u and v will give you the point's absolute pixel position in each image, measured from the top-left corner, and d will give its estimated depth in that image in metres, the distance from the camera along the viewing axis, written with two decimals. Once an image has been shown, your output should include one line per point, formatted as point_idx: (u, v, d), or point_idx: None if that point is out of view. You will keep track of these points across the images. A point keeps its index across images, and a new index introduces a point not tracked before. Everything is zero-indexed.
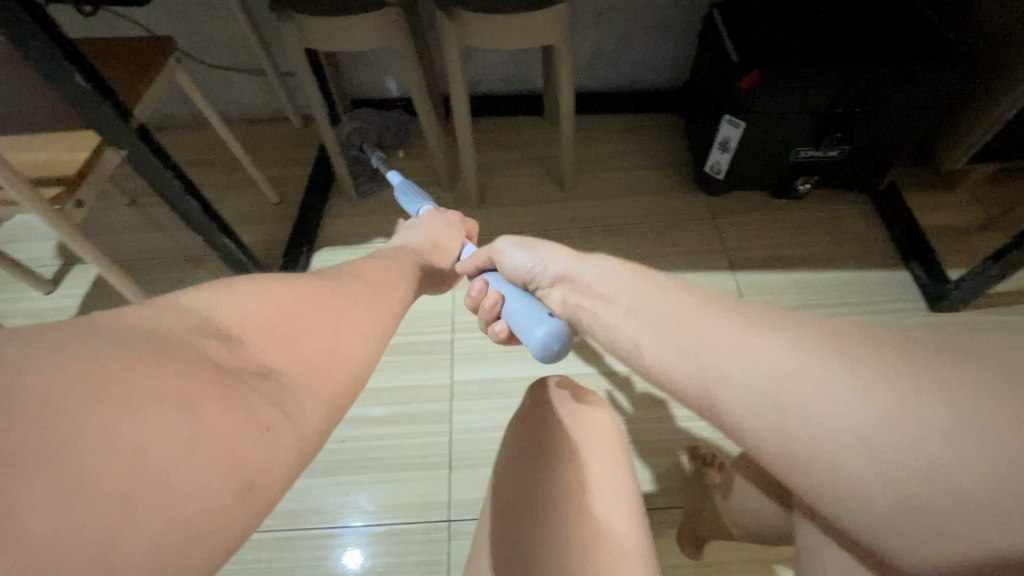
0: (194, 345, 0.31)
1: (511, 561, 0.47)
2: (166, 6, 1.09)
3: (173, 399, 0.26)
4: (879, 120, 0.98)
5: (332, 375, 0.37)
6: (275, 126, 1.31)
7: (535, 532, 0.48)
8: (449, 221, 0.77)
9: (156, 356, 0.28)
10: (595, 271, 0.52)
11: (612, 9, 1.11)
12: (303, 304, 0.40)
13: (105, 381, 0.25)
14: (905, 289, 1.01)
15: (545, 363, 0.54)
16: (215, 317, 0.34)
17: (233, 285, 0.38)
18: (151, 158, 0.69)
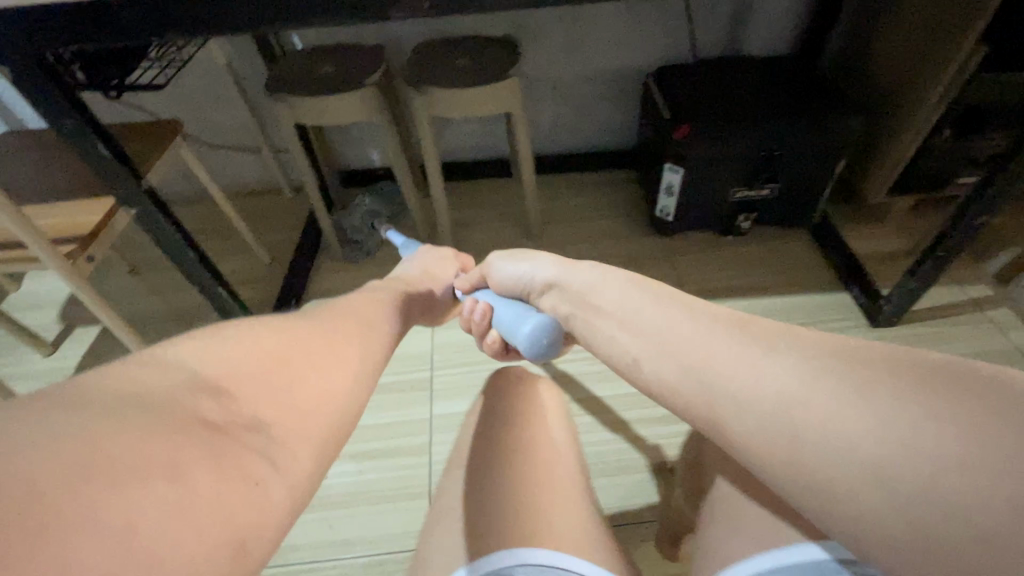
0: (186, 398, 0.31)
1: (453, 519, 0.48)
2: (174, 98, 1.25)
3: (160, 468, 0.25)
4: (800, 163, 1.11)
5: (321, 416, 0.36)
6: (269, 197, 1.44)
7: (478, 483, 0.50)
8: (441, 254, 0.87)
9: (139, 422, 0.27)
10: (583, 278, 0.59)
11: (564, 83, 1.28)
12: (307, 348, 0.41)
13: (95, 457, 0.24)
14: (846, 309, 1.10)
15: (538, 357, 0.61)
16: (202, 368, 0.34)
17: (216, 334, 0.38)
18: (160, 217, 0.81)
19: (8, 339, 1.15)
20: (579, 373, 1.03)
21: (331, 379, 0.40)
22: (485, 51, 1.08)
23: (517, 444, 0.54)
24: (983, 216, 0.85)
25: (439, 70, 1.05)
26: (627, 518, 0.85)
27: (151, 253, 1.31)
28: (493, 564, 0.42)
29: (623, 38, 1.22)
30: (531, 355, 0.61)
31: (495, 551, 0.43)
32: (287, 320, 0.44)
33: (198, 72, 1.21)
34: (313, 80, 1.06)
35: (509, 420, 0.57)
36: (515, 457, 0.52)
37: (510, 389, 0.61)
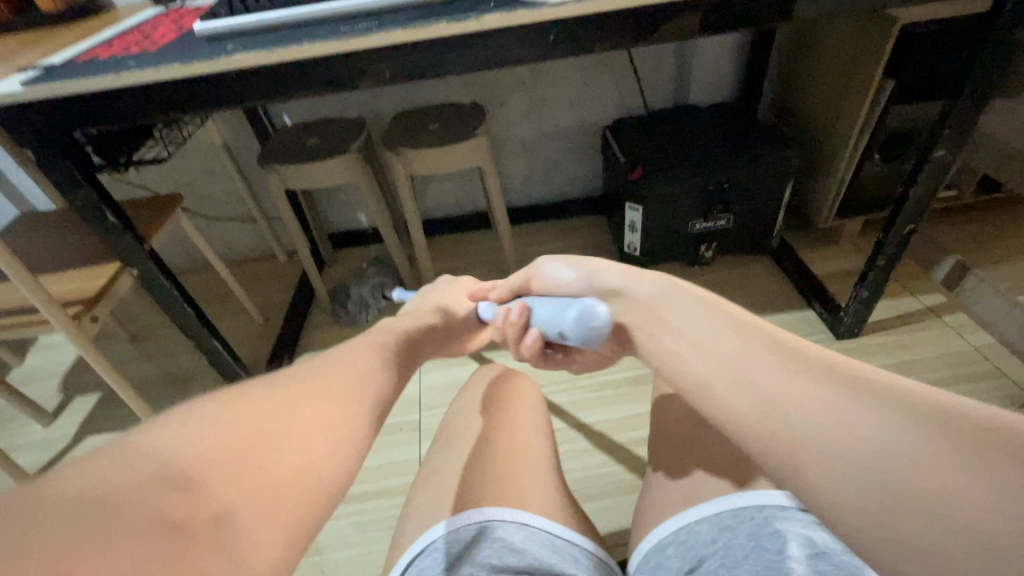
0: (148, 496, 0.28)
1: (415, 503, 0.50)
2: (175, 177, 1.36)
3: None
4: (750, 195, 1.21)
5: (300, 497, 0.34)
6: (264, 262, 1.53)
7: (440, 467, 0.52)
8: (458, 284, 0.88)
9: (91, 535, 0.25)
10: (626, 280, 0.57)
11: (532, 142, 1.41)
12: (337, 386, 0.44)
13: None
14: (812, 325, 1.16)
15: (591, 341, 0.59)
16: (170, 456, 0.31)
17: (189, 412, 0.35)
18: (160, 277, 0.88)
19: (10, 411, 1.19)
20: (562, 403, 1.07)
21: (310, 450, 0.36)
22: (455, 117, 1.21)
23: (488, 429, 0.54)
24: (910, 225, 0.94)
25: (415, 135, 1.17)
26: (616, 539, 0.86)
27: (151, 321, 1.38)
28: (459, 521, 0.43)
29: (580, 98, 1.36)
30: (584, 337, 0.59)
31: (462, 512, 0.44)
32: (272, 382, 0.41)
33: (198, 153, 1.33)
34: (302, 152, 1.18)
35: (478, 404, 0.58)
36: (483, 434, 0.53)
37: (494, 377, 0.62)
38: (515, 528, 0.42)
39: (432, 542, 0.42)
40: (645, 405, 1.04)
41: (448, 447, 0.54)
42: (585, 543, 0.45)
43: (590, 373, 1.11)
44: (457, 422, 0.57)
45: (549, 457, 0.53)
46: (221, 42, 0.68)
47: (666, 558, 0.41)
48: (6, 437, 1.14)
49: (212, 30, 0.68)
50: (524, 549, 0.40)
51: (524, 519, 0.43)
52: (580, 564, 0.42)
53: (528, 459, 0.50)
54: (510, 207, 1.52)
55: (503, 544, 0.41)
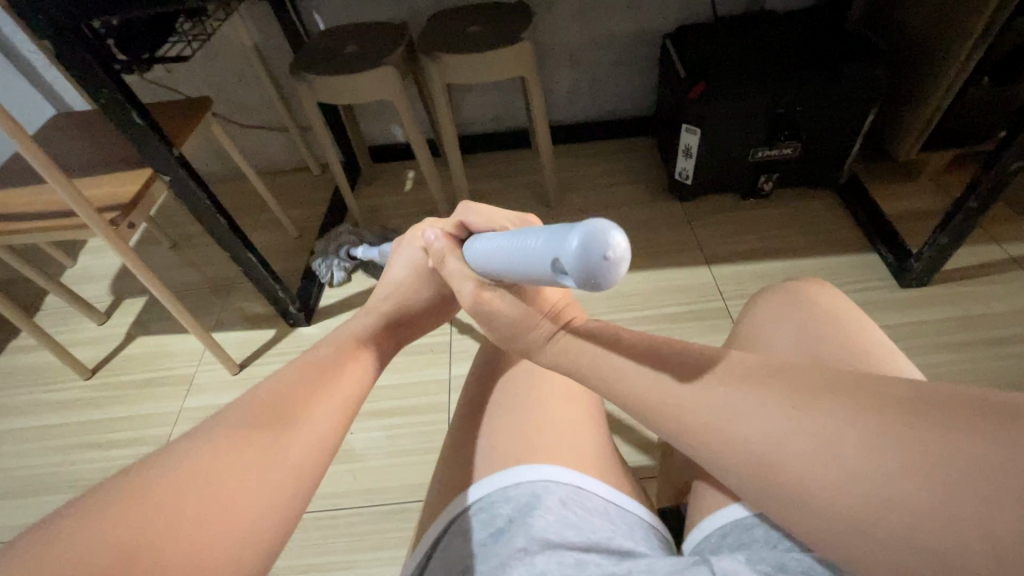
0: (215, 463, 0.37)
1: (457, 434, 0.49)
2: (205, 78, 1.31)
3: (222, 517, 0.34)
4: (823, 120, 1.08)
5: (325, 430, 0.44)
6: (297, 175, 1.50)
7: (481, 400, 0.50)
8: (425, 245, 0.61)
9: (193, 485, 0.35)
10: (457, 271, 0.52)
11: (581, 49, 1.28)
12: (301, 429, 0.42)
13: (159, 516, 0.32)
14: (874, 272, 1.07)
15: (587, 268, 0.28)
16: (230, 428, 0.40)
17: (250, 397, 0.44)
18: (192, 185, 0.87)
19: (67, 309, 1.25)
20: None
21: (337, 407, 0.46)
22: (496, 17, 1.09)
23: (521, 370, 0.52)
24: (1017, 162, 0.82)
25: (451, 38, 1.07)
26: (642, 473, 0.86)
27: (190, 230, 1.39)
28: (511, 478, 0.42)
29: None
30: (578, 253, 0.28)
31: (507, 469, 0.43)
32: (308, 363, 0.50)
33: (228, 53, 1.27)
34: (334, 57, 1.10)
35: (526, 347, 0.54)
36: (521, 386, 0.50)
37: None
38: (569, 493, 0.41)
39: (481, 498, 0.42)
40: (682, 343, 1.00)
41: (481, 390, 0.52)
42: (640, 511, 0.43)
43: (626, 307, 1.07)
44: (496, 371, 0.54)
45: (591, 405, 0.50)
46: None
47: (752, 540, 0.39)
48: (64, 332, 1.21)
49: None
50: (574, 520, 0.39)
51: (575, 481, 0.42)
52: (636, 539, 0.40)
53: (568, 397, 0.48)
54: (553, 124, 1.41)
55: (557, 513, 0.39)
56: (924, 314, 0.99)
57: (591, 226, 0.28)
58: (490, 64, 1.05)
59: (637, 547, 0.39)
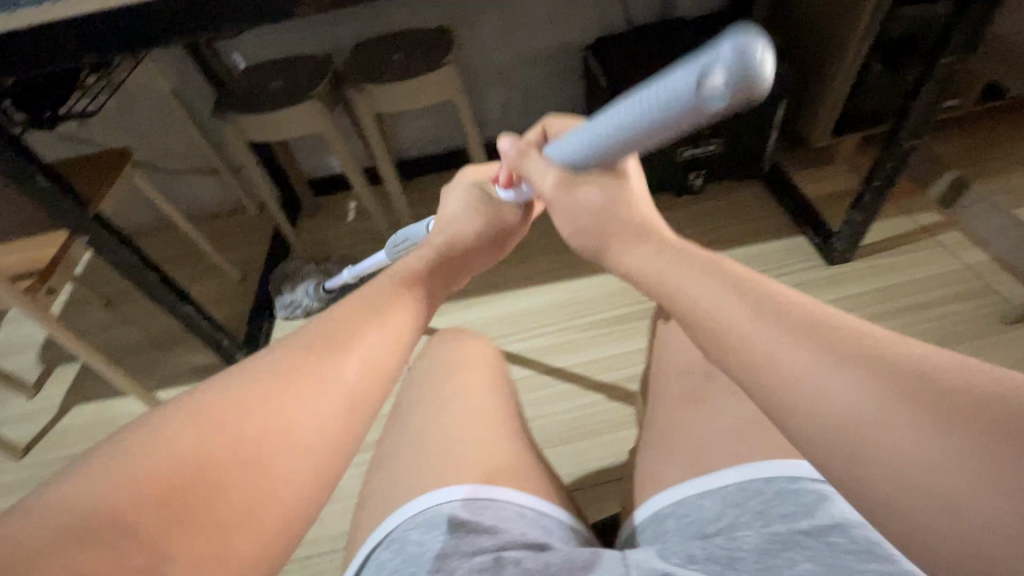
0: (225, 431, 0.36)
1: (382, 463, 0.47)
2: (123, 127, 1.26)
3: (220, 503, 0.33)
4: (740, 116, 1.14)
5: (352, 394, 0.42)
6: (234, 217, 1.45)
7: (411, 424, 0.48)
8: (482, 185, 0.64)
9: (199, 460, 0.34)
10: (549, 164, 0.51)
11: (508, 67, 1.31)
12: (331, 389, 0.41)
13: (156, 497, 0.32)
14: (802, 253, 1.13)
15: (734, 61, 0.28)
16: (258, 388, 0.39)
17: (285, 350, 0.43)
18: (114, 243, 0.83)
19: None
20: (548, 346, 1.05)
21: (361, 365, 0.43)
22: (417, 43, 1.10)
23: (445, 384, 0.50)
24: (910, 139, 0.90)
25: (375, 67, 1.07)
26: (607, 476, 0.88)
27: (123, 286, 1.33)
28: (418, 506, 0.40)
29: (557, 15, 1.24)
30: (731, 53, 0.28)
31: (421, 493, 0.41)
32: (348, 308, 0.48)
33: (145, 100, 1.22)
34: (257, 95, 1.08)
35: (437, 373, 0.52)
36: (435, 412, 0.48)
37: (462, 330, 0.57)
38: (476, 502, 0.39)
39: (391, 529, 0.39)
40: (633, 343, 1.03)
41: (411, 413, 0.49)
42: (560, 513, 0.42)
43: (576, 314, 1.09)
44: (412, 399, 0.51)
45: (514, 424, 0.48)
46: None
47: (664, 530, 0.40)
48: None
49: None
50: (481, 529, 0.37)
51: (488, 495, 0.40)
52: (553, 536, 0.39)
53: (500, 415, 0.48)
54: (488, 141, 1.43)
55: (463, 524, 0.37)
56: (850, 288, 1.05)
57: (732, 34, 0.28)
58: (416, 89, 1.06)
59: (552, 540, 0.38)
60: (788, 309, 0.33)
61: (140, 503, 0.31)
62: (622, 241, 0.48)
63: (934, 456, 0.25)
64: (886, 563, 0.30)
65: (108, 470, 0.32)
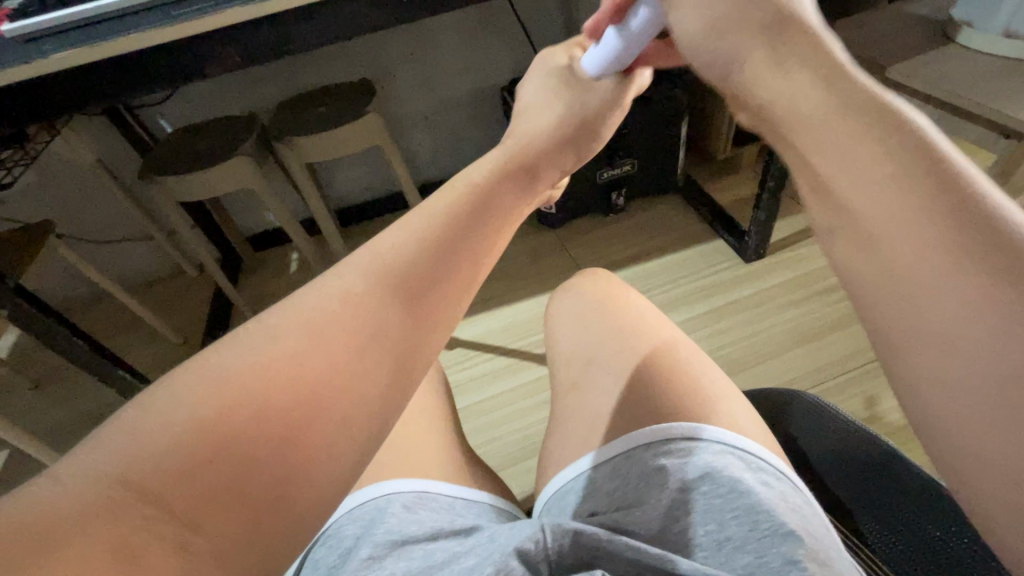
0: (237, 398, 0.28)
1: None
2: (47, 202, 1.24)
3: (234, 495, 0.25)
4: (648, 137, 1.25)
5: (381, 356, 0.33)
6: (172, 280, 1.43)
7: None
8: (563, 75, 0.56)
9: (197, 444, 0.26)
10: None
11: (433, 112, 1.38)
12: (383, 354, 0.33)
13: (154, 488, 0.24)
14: (722, 254, 1.22)
15: None
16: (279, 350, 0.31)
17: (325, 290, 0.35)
18: (38, 315, 0.81)
19: None
20: (497, 368, 1.08)
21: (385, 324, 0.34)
22: (341, 95, 1.16)
23: None
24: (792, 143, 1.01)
25: (300, 119, 1.12)
26: None
27: (55, 364, 1.27)
28: (353, 501, 0.41)
29: (472, 61, 1.33)
30: None
31: (349, 500, 0.41)
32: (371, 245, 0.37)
33: (69, 172, 1.22)
34: (184, 156, 1.10)
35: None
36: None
37: None
38: (413, 497, 0.41)
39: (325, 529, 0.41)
40: None
41: None
42: (484, 497, 0.44)
43: (521, 335, 1.13)
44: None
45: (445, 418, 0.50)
46: (36, 43, 0.62)
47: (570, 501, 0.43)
48: None
49: (23, 30, 0.61)
50: (415, 518, 0.39)
51: (420, 487, 0.42)
52: (482, 518, 0.41)
53: (432, 415, 0.50)
54: (423, 182, 1.49)
55: (401, 514, 0.39)
56: (766, 282, 1.15)
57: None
58: (344, 138, 1.11)
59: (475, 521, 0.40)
60: (935, 170, 0.24)
61: (170, 483, 0.24)
62: (769, 31, 0.29)
63: (988, 349, 0.22)
64: (746, 497, 0.35)
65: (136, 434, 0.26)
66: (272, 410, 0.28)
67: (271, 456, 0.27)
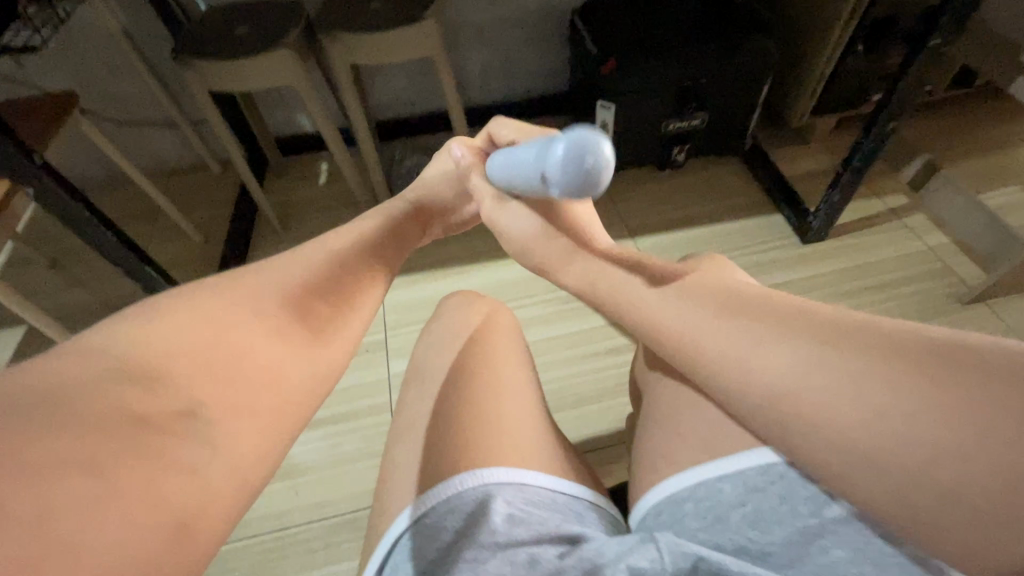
0: (135, 399, 0.37)
1: (408, 446, 0.47)
2: (67, 70, 1.15)
3: (142, 482, 0.34)
4: (725, 90, 1.14)
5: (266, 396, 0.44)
6: (194, 174, 1.35)
7: (437, 407, 0.48)
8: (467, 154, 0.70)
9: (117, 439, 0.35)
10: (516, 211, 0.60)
11: (491, 27, 1.25)
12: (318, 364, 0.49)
13: (83, 459, 0.33)
14: (779, 231, 1.15)
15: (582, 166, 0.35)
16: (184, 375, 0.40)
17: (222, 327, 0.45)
18: (64, 196, 0.75)
19: None
20: (529, 318, 1.05)
21: (277, 368, 0.46)
22: None
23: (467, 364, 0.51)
24: (891, 122, 0.91)
25: (352, 16, 1.01)
26: (587, 446, 0.89)
27: (72, 244, 1.23)
28: (453, 487, 0.41)
29: None
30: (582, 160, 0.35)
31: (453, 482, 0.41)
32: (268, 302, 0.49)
33: (92, 40, 1.11)
34: (220, 40, 0.99)
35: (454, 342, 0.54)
36: (456, 388, 0.49)
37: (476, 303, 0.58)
38: (514, 491, 0.41)
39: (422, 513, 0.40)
40: None
41: (431, 401, 0.49)
42: (583, 495, 0.44)
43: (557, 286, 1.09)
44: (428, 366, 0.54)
45: (533, 402, 0.50)
46: None
47: (683, 514, 0.41)
48: None
49: None
50: (521, 517, 0.39)
51: (519, 479, 0.41)
52: (584, 522, 0.41)
53: (516, 399, 0.49)
54: (468, 105, 1.39)
55: (507, 513, 0.39)
56: (821, 266, 1.08)
57: (576, 130, 0.36)
58: (397, 44, 1.00)
59: (581, 528, 0.40)
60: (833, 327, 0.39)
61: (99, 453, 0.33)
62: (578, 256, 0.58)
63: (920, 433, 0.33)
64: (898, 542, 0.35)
65: (62, 416, 0.34)
66: (173, 423, 0.38)
67: (163, 453, 0.36)
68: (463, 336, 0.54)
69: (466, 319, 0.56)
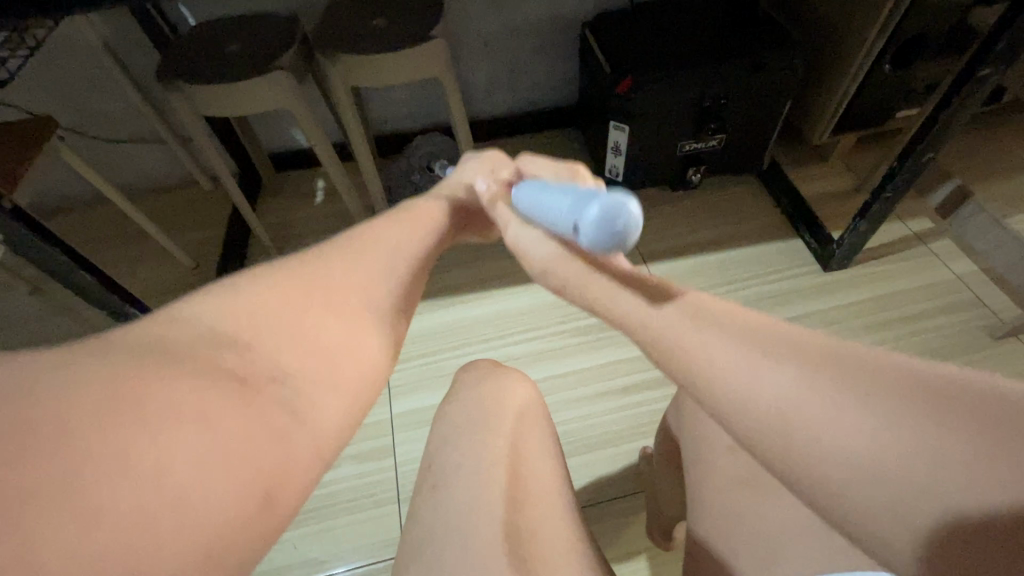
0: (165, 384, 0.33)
1: (422, 549, 0.43)
2: (46, 87, 1.08)
3: (168, 482, 0.29)
4: (745, 109, 1.08)
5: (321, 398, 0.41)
6: (185, 192, 1.29)
7: (456, 503, 0.44)
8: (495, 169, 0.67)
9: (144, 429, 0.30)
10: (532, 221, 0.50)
11: (497, 39, 1.19)
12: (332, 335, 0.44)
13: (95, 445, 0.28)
14: (800, 257, 1.10)
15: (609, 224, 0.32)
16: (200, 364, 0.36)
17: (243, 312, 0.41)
18: (37, 241, 0.69)
19: None
20: (540, 351, 0.99)
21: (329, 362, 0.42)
22: (401, 7, 0.97)
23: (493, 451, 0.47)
24: (928, 151, 0.86)
25: (351, 32, 0.94)
26: (603, 495, 0.84)
27: None
28: None
29: None
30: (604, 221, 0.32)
31: None
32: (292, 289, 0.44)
33: (73, 56, 1.04)
34: (210, 60, 0.93)
35: (478, 433, 0.49)
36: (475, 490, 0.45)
37: (484, 373, 0.55)
38: None
39: None
40: (630, 350, 0.98)
41: (446, 499, 0.45)
42: None
43: (567, 318, 1.03)
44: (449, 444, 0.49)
45: (560, 500, 0.47)
46: None
47: None
48: None
49: None
50: None
51: None
52: None
53: (538, 499, 0.45)
54: (472, 119, 1.32)
55: None
56: (845, 298, 1.03)
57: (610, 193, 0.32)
58: (400, 64, 0.93)
59: None
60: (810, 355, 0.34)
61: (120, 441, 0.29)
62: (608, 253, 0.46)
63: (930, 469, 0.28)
64: None
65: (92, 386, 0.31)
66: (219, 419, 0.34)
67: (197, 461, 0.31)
68: (484, 421, 0.50)
69: (484, 401, 0.51)
